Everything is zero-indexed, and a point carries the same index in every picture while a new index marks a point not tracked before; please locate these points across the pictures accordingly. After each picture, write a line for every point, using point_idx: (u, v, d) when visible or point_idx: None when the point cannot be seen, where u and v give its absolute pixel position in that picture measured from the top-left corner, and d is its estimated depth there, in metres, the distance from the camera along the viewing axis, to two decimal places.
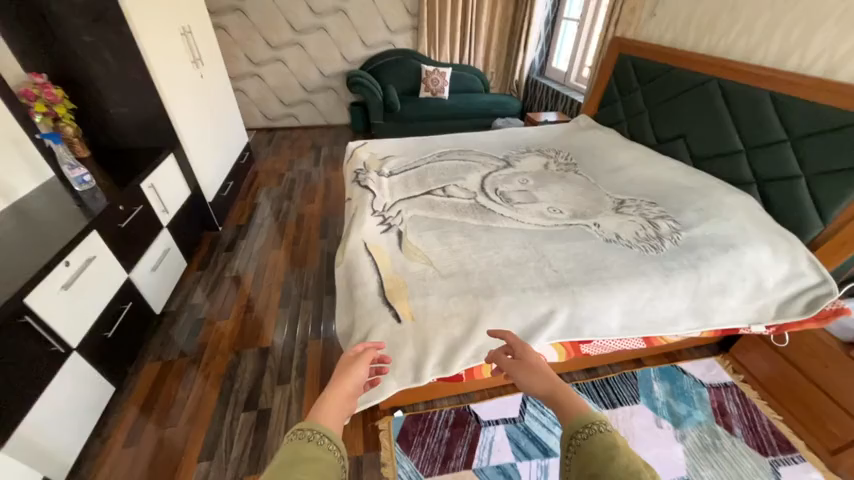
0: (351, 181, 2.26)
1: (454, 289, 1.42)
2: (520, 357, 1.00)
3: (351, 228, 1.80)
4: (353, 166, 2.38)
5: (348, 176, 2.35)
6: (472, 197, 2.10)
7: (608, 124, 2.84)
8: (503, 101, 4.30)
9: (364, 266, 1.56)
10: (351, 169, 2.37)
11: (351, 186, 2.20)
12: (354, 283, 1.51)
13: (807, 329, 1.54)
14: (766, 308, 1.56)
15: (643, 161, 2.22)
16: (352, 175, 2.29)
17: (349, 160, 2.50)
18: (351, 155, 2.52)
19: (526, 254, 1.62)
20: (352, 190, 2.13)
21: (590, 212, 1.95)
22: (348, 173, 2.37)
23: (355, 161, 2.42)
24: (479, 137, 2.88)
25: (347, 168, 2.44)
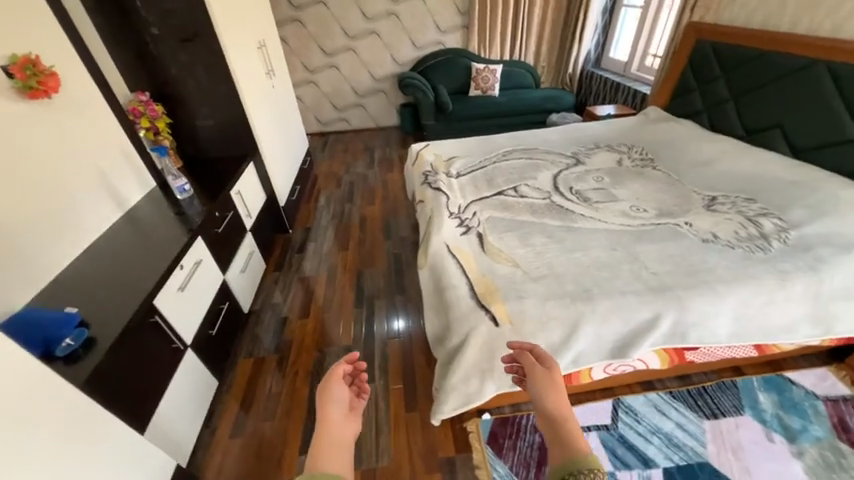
0: (420, 182, 2.28)
1: (549, 292, 1.39)
2: (545, 368, 1.00)
3: (430, 230, 1.81)
4: (420, 168, 2.41)
5: (416, 178, 2.38)
6: (546, 196, 2.06)
7: (683, 116, 2.67)
8: (555, 96, 4.18)
9: (451, 267, 1.57)
10: (418, 171, 2.40)
11: (421, 188, 2.23)
12: (443, 284, 1.52)
13: None
14: None
15: (732, 154, 2.07)
16: (420, 177, 2.31)
17: (415, 162, 2.53)
18: (417, 158, 2.55)
19: (617, 256, 1.56)
20: (424, 192, 2.16)
21: (679, 211, 1.84)
22: (416, 175, 2.40)
23: (422, 163, 2.45)
24: (542, 134, 2.80)
25: (414, 170, 2.47)
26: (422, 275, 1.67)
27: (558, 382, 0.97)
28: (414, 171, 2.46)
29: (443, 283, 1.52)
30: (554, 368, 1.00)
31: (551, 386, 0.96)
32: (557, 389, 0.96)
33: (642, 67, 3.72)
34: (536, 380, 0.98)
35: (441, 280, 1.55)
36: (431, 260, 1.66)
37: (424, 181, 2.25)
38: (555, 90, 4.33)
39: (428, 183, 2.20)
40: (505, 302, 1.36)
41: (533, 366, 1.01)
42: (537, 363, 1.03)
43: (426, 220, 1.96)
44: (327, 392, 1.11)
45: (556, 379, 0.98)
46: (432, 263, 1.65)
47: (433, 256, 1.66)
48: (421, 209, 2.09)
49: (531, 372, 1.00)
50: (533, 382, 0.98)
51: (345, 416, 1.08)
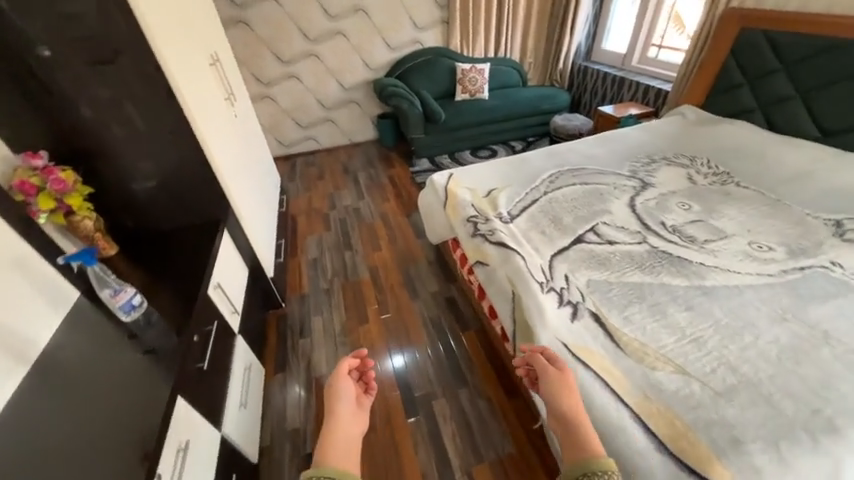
0: (468, 235, 1.72)
1: (766, 423, 0.94)
2: (557, 369, 1.08)
3: (529, 319, 1.28)
4: (459, 212, 1.85)
5: (457, 227, 1.82)
6: (642, 239, 1.61)
7: (728, 114, 2.38)
8: (550, 94, 3.80)
9: (598, 393, 1.05)
10: (457, 217, 1.84)
11: (474, 245, 1.67)
12: (597, 425, 1.00)
13: None
14: None
15: (828, 164, 1.78)
16: (465, 226, 1.76)
17: (446, 203, 1.96)
18: (446, 196, 1.99)
19: (802, 335, 1.15)
20: (483, 251, 1.61)
21: (814, 246, 1.48)
22: (456, 223, 1.84)
23: (459, 205, 1.89)
24: (579, 148, 2.37)
25: (449, 214, 1.91)
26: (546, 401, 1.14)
27: (569, 383, 1.05)
28: (450, 216, 1.90)
29: (596, 422, 1.00)
30: (565, 369, 1.08)
31: (565, 388, 1.03)
32: (572, 392, 1.03)
33: (644, 60, 3.43)
34: (546, 381, 1.06)
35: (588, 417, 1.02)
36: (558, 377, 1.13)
37: (475, 233, 1.69)
38: (548, 87, 3.95)
39: (483, 237, 1.65)
40: (722, 458, 0.88)
41: (545, 367, 1.09)
42: (551, 366, 1.10)
43: (507, 299, 1.42)
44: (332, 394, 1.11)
45: (568, 378, 1.06)
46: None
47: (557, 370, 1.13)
48: (488, 279, 1.54)
49: (543, 375, 1.08)
50: (545, 383, 1.06)
51: (354, 407, 1.10)
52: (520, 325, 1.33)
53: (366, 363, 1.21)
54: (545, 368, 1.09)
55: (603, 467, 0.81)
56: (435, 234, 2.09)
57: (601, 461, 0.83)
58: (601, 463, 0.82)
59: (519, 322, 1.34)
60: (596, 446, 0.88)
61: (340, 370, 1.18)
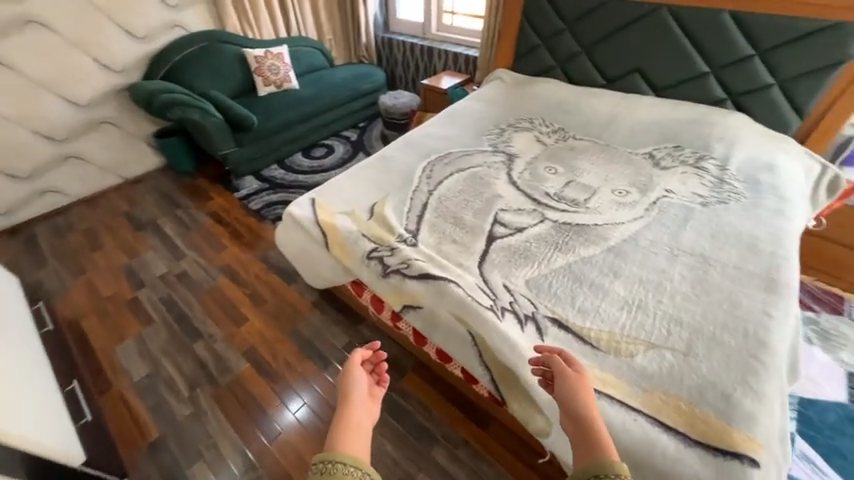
0: (377, 276, 1.37)
1: (730, 364, 1.04)
2: (576, 372, 0.91)
3: (505, 359, 1.09)
4: (351, 249, 1.46)
5: (358, 270, 1.43)
6: (542, 216, 1.60)
7: (534, 73, 2.63)
8: (366, 73, 3.51)
9: (615, 414, 0.96)
10: (352, 256, 1.45)
11: (392, 287, 1.34)
12: (633, 452, 0.91)
13: (833, 207, 1.80)
14: (816, 198, 1.74)
15: (623, 107, 2.17)
16: (369, 266, 1.40)
17: (327, 241, 1.53)
18: (323, 231, 1.54)
19: (692, 265, 1.34)
20: (409, 293, 1.30)
21: (649, 179, 1.78)
22: (353, 264, 1.45)
23: (347, 239, 1.49)
24: (433, 130, 2.22)
25: (338, 255, 1.49)
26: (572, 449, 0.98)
27: (589, 388, 0.88)
28: (340, 257, 1.48)
29: (630, 449, 0.91)
30: (584, 373, 0.91)
31: (586, 393, 0.86)
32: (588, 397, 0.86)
33: (441, 27, 3.50)
34: (563, 381, 0.89)
35: (620, 448, 0.92)
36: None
37: (386, 273, 1.36)
38: (361, 65, 3.64)
39: (400, 274, 1.33)
40: (734, 423, 0.91)
41: (564, 367, 0.92)
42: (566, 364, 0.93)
43: (465, 341, 1.19)
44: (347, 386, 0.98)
45: (587, 383, 0.89)
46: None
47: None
48: (430, 324, 1.26)
49: (560, 374, 0.90)
50: (560, 382, 0.89)
51: (368, 400, 0.98)
52: (495, 368, 1.13)
53: (380, 354, 1.08)
54: (561, 367, 0.92)
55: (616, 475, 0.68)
56: (324, 280, 1.63)
57: (616, 466, 0.69)
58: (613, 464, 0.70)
59: (493, 365, 1.14)
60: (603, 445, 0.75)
61: (353, 361, 1.04)
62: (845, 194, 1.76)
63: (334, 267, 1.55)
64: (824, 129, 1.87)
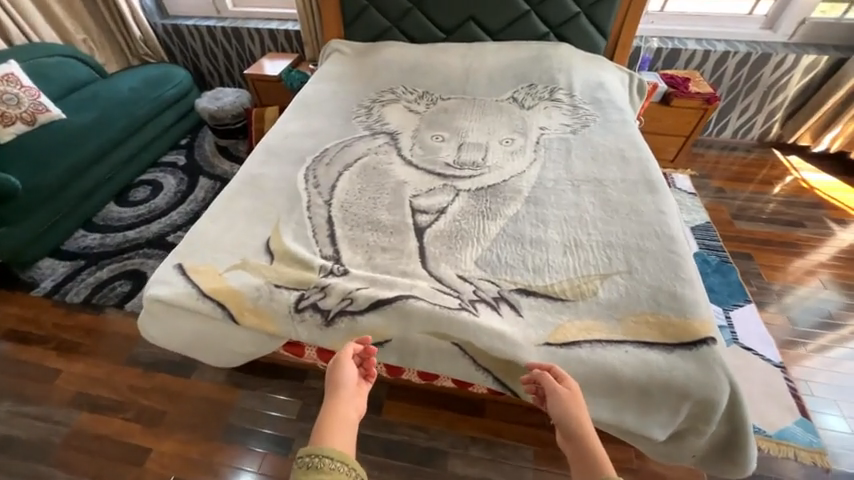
0: (321, 327, 1.12)
1: (661, 266, 1.20)
2: (568, 388, 0.89)
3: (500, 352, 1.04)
4: (272, 309, 1.13)
5: (292, 332, 1.13)
6: (454, 188, 1.53)
7: (372, 39, 2.43)
8: (162, 76, 2.75)
9: (611, 355, 1.01)
10: (276, 318, 1.13)
11: (346, 331, 1.12)
12: (637, 380, 0.98)
13: (645, 107, 2.21)
14: (635, 101, 2.12)
15: (471, 57, 2.19)
16: (304, 320, 1.12)
17: (232, 313, 1.15)
18: (220, 303, 1.15)
19: (593, 190, 1.49)
20: (368, 330, 1.11)
21: (523, 122, 1.88)
22: (282, 326, 1.13)
23: (260, 300, 1.14)
24: (292, 128, 1.87)
25: (257, 324, 1.14)
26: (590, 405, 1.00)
27: (582, 404, 0.87)
28: (261, 326, 1.14)
29: (634, 379, 0.98)
30: (576, 390, 0.89)
31: (578, 409, 0.85)
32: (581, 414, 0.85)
33: (238, 2, 2.90)
34: (556, 401, 0.87)
35: (628, 382, 0.98)
36: (579, 375, 1.00)
37: (330, 320, 1.12)
38: (154, 67, 2.86)
39: (348, 314, 1.12)
40: (690, 316, 1.07)
41: (555, 384, 0.89)
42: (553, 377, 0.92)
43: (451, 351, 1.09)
44: (334, 379, 0.91)
45: (579, 400, 0.87)
46: (582, 378, 1.00)
47: (572, 370, 1.01)
48: (406, 352, 1.12)
49: (552, 393, 0.89)
50: (553, 400, 0.88)
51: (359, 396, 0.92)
52: (491, 365, 1.07)
53: (372, 348, 1.00)
54: (552, 385, 0.90)
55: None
56: (245, 357, 1.26)
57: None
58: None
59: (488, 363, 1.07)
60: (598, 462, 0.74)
61: (343, 353, 0.97)
62: (650, 93, 2.18)
63: (254, 337, 1.18)
64: (623, 44, 2.23)
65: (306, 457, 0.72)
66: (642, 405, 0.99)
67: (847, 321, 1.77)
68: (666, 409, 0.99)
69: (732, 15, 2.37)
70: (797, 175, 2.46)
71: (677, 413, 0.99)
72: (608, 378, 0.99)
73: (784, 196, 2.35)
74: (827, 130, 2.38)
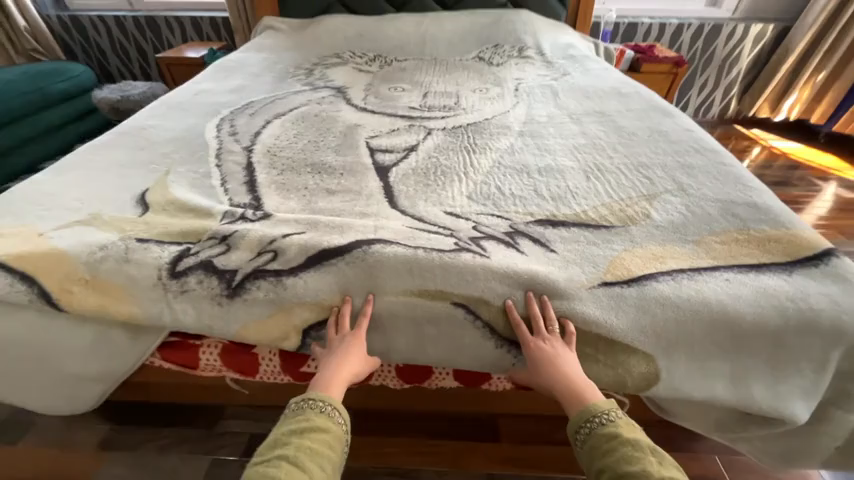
0: (220, 302, 0.65)
1: (718, 179, 0.87)
2: (537, 346, 0.61)
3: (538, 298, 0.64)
4: (127, 277, 0.65)
5: (167, 314, 0.65)
6: (425, 128, 1.16)
7: (312, 15, 2.13)
8: (56, 68, 2.21)
9: (709, 287, 0.64)
10: (135, 293, 0.64)
11: (267, 304, 0.65)
12: (759, 320, 0.61)
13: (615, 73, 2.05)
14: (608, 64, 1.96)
15: (426, 22, 1.93)
16: (189, 291, 0.65)
17: (49, 291, 0.65)
18: (30, 279, 0.65)
19: (598, 120, 1.19)
20: (308, 300, 0.65)
21: (495, 75, 1.60)
22: (146, 307, 0.65)
23: (103, 264, 0.66)
24: (205, 86, 1.44)
25: (97, 307, 0.64)
26: (688, 368, 0.62)
27: (557, 360, 0.60)
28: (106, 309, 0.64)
29: (752, 318, 0.60)
30: (547, 344, 0.61)
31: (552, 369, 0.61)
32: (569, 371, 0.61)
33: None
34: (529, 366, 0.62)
35: (745, 325, 0.61)
36: (669, 322, 0.62)
37: (237, 288, 0.66)
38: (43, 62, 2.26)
39: (270, 274, 0.66)
40: (791, 226, 0.73)
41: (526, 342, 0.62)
42: (540, 322, 0.62)
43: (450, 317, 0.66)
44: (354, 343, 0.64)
45: (552, 354, 0.61)
46: (671, 325, 0.62)
47: (656, 316, 0.62)
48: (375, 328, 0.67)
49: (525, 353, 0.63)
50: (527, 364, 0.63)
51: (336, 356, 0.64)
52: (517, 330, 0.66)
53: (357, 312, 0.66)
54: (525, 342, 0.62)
55: (640, 470, 0.52)
56: (95, 384, 0.72)
57: (612, 446, 0.55)
58: (608, 438, 0.56)
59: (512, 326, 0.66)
60: (580, 418, 0.58)
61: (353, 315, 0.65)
62: (618, 60, 2.06)
63: (103, 332, 0.68)
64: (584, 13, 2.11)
65: (319, 404, 0.59)
66: (769, 361, 0.62)
67: None
68: (806, 365, 0.62)
69: None
70: (766, 144, 2.39)
71: (823, 371, 0.62)
72: (714, 322, 0.61)
73: (762, 162, 2.26)
74: (786, 97, 2.39)
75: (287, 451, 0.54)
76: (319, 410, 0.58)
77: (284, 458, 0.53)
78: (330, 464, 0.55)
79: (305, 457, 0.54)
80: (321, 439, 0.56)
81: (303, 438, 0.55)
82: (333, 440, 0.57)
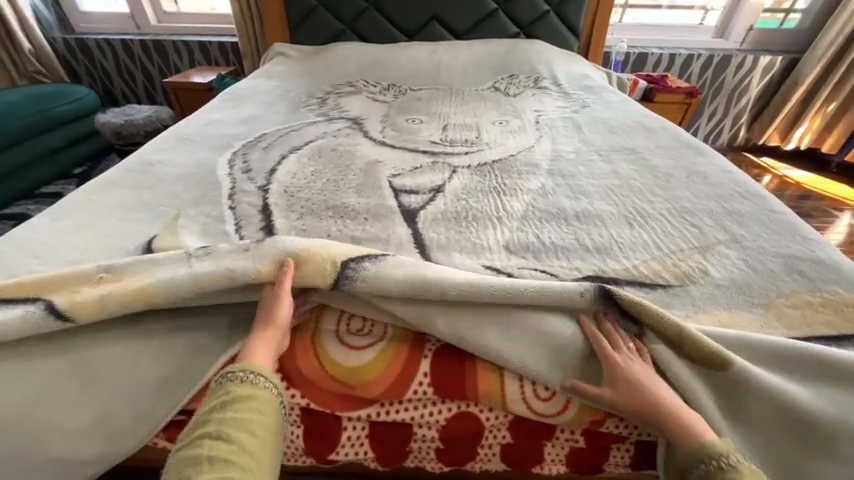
0: (246, 250, 0.64)
1: (773, 230, 0.81)
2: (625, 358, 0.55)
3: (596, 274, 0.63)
4: (148, 263, 0.63)
5: (184, 274, 0.61)
6: (449, 166, 1.10)
7: (323, 42, 2.11)
8: (55, 89, 2.13)
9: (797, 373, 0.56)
10: (155, 270, 0.62)
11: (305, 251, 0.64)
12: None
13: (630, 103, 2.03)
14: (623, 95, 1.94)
15: (439, 50, 1.91)
16: (214, 254, 0.64)
17: (54, 304, 0.59)
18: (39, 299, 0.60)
19: (629, 158, 1.14)
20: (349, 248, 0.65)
21: (514, 106, 1.56)
22: (160, 278, 0.61)
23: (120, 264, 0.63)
24: (215, 115, 1.39)
25: (101, 297, 0.59)
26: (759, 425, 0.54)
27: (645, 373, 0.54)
28: (114, 295, 0.59)
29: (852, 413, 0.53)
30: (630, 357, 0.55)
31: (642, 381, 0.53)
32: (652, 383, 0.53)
33: (163, 17, 2.47)
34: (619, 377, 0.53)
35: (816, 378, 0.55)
36: (736, 368, 0.54)
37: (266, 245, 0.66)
38: (44, 85, 2.19)
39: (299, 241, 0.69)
40: None
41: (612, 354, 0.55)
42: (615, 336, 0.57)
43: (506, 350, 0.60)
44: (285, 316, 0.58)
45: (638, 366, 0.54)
46: (744, 375, 0.54)
47: (728, 360, 0.54)
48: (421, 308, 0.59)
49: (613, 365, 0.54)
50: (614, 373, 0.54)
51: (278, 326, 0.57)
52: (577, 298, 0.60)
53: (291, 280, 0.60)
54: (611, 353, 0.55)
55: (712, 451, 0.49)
56: (96, 466, 0.61)
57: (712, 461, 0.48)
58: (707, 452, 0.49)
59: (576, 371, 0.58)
60: (678, 444, 0.50)
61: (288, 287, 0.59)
62: (631, 90, 2.04)
63: (110, 402, 0.59)
64: (596, 43, 2.11)
65: (239, 374, 0.52)
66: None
67: None
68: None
69: (687, 24, 2.37)
70: (778, 174, 2.38)
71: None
72: (816, 370, 0.56)
73: (777, 192, 2.23)
74: (796, 127, 2.39)
75: (209, 428, 0.47)
76: (241, 381, 0.51)
77: (207, 437, 0.47)
78: (264, 434, 0.49)
79: (231, 431, 0.47)
80: (250, 410, 0.49)
81: (226, 411, 0.49)
82: (262, 407, 0.50)
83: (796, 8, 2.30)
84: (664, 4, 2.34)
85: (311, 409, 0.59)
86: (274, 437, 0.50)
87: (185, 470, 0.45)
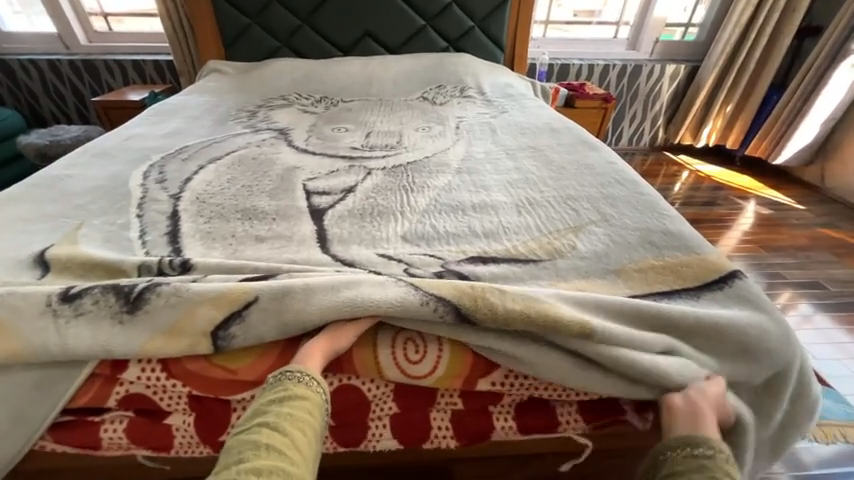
0: (120, 321, 0.60)
1: (637, 208, 0.93)
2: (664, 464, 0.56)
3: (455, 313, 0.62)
4: (8, 311, 0.59)
5: (54, 341, 0.58)
6: (365, 168, 1.16)
7: (259, 59, 2.15)
8: None
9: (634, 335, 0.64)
10: (15, 326, 0.58)
11: (168, 312, 0.61)
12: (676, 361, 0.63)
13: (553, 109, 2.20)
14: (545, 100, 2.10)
15: (371, 64, 2.00)
16: (83, 312, 0.60)
17: None
18: None
19: (531, 154, 1.25)
20: (209, 297, 0.61)
21: (438, 113, 1.66)
22: (30, 337, 0.58)
23: None
24: (137, 130, 1.39)
25: None
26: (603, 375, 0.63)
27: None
28: None
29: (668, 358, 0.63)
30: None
31: None
32: None
33: (93, 36, 2.42)
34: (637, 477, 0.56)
35: (644, 324, 0.64)
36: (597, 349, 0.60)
37: (137, 301, 0.62)
38: None
39: (170, 283, 0.63)
40: (700, 250, 0.78)
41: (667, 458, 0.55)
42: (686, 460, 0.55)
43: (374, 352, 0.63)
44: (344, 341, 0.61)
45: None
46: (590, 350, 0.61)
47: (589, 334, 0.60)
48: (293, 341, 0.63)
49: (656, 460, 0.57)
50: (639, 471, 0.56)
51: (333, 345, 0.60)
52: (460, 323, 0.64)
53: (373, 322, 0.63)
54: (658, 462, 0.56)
55: None
56: None
57: None
58: None
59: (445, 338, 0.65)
60: None
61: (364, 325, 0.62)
62: (554, 97, 2.21)
63: None
64: (519, 55, 2.29)
65: (295, 375, 0.54)
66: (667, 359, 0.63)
67: (784, 284, 1.72)
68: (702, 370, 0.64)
69: (603, 38, 2.62)
70: (692, 169, 2.64)
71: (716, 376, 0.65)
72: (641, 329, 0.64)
73: (691, 184, 2.47)
74: (703, 126, 2.66)
75: (267, 418, 0.49)
76: (298, 381, 0.54)
77: (264, 425, 0.48)
78: (310, 431, 0.50)
79: (286, 423, 0.49)
80: (300, 405, 0.52)
81: (283, 406, 0.51)
82: (312, 409, 0.52)
83: (694, 23, 2.60)
84: (581, 20, 2.58)
85: (197, 396, 0.63)
86: (318, 443, 0.51)
87: (241, 453, 0.45)
